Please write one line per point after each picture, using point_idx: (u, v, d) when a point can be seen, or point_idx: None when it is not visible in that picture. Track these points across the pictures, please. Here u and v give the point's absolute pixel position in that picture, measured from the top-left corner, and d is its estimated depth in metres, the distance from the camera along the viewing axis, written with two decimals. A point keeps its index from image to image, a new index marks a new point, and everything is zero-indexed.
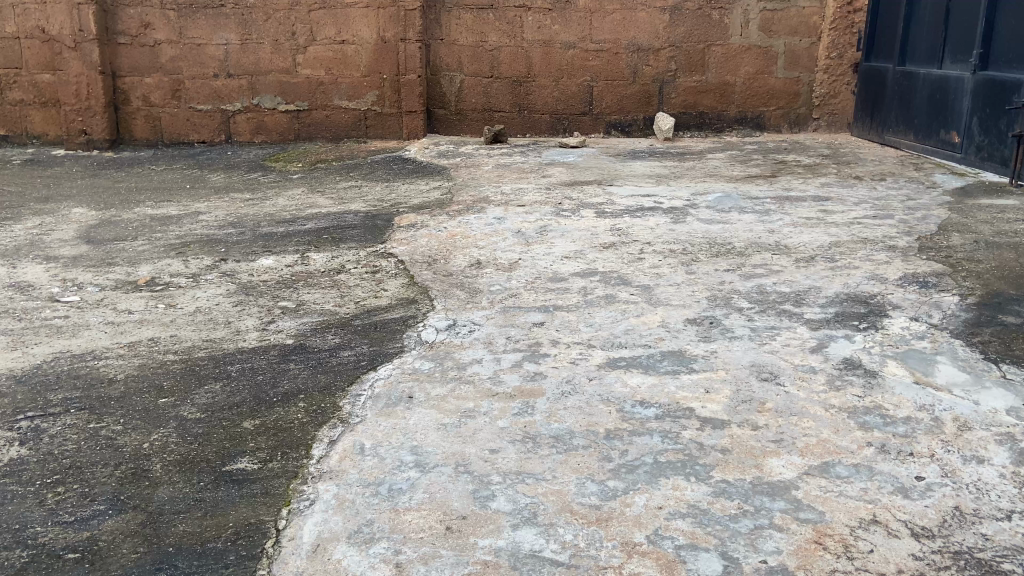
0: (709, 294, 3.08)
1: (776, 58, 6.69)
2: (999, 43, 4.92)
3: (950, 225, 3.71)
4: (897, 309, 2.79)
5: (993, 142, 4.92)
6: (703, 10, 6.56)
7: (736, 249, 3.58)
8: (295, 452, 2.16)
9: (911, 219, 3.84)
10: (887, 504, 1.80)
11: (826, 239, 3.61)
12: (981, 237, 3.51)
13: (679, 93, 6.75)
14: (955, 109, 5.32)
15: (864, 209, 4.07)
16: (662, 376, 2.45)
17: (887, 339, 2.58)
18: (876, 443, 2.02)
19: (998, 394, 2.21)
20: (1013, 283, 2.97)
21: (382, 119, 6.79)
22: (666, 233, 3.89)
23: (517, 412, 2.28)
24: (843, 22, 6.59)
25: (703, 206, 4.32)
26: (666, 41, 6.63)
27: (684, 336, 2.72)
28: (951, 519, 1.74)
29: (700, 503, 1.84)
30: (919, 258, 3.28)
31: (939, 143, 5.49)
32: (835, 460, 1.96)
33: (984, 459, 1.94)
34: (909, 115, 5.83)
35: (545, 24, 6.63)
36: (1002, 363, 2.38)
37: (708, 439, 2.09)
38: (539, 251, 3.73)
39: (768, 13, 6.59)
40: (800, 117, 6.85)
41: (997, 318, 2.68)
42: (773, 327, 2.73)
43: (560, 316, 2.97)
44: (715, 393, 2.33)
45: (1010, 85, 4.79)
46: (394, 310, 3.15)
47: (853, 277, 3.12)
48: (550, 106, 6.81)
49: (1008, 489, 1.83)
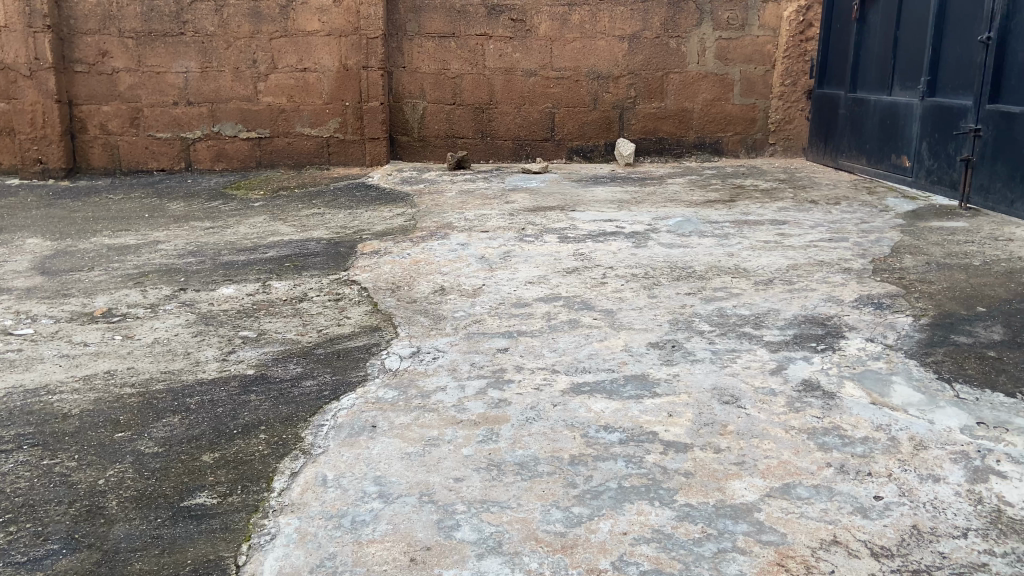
0: (671, 318, 3.12)
1: (732, 86, 6.85)
2: (946, 71, 4.91)
3: (903, 247, 3.79)
4: (853, 331, 2.84)
5: (942, 166, 4.93)
6: (661, 39, 6.70)
7: (697, 272, 3.64)
8: (256, 485, 2.12)
9: (864, 242, 3.92)
10: (846, 524, 1.80)
11: (784, 262, 3.68)
12: (932, 258, 3.59)
13: (638, 120, 6.86)
14: (905, 134, 5.36)
15: (820, 232, 4.16)
16: (626, 401, 2.47)
17: (844, 360, 2.62)
18: (835, 463, 2.04)
19: (952, 412, 2.24)
20: (964, 303, 3.01)
21: (345, 146, 6.78)
22: (628, 257, 3.94)
23: (482, 440, 2.28)
24: (796, 50, 6.77)
25: (663, 230, 4.39)
26: (625, 69, 6.75)
27: (647, 360, 2.75)
28: (909, 538, 1.74)
29: (665, 528, 1.85)
30: (873, 279, 3.35)
31: (891, 167, 5.55)
32: (796, 481, 1.98)
33: (940, 478, 1.95)
34: (862, 140, 5.94)
35: (506, 52, 6.70)
36: (956, 382, 2.41)
37: (671, 463, 2.11)
38: (502, 277, 3.74)
39: (724, 42, 6.75)
40: (757, 143, 7.00)
41: (950, 338, 2.72)
42: (734, 349, 2.77)
43: (525, 341, 2.98)
44: (678, 416, 2.35)
45: (956, 111, 4.77)
46: (357, 337, 3.13)
47: (810, 299, 3.18)
48: (512, 131, 6.87)
49: (964, 507, 1.84)
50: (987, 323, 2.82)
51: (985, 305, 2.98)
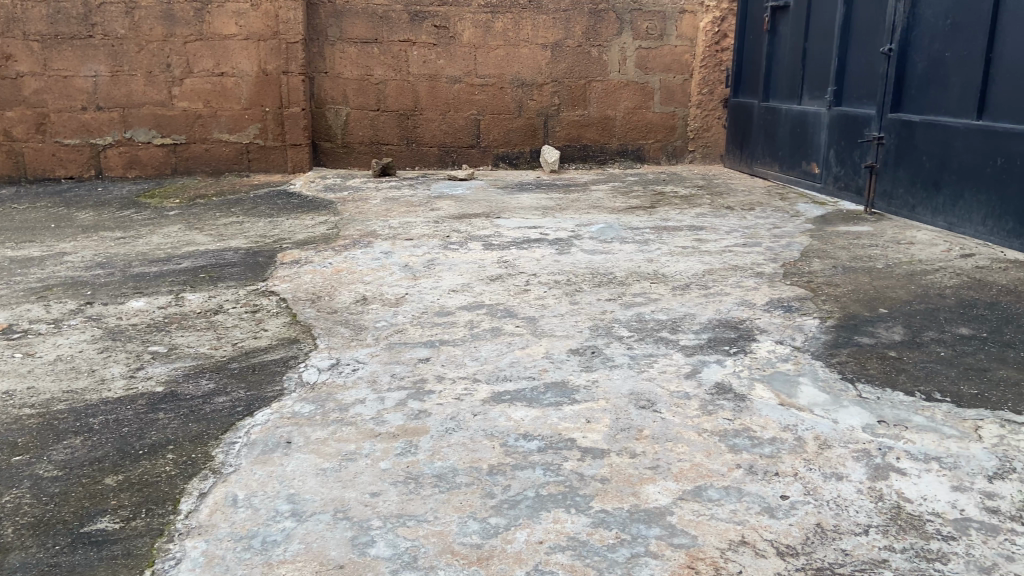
0: (591, 324, 3.15)
1: (652, 94, 6.99)
2: (851, 82, 5.12)
3: (812, 251, 3.94)
4: (764, 333, 2.93)
5: (848, 172, 5.14)
6: (583, 48, 6.79)
7: (617, 278, 3.69)
8: (162, 507, 2.04)
9: (777, 247, 4.05)
10: (754, 524, 1.85)
11: (700, 267, 3.77)
12: (839, 262, 3.73)
13: (563, 127, 6.94)
14: (813, 142, 5.57)
15: (735, 237, 4.28)
16: (545, 409, 2.48)
17: (755, 363, 2.69)
18: (744, 464, 2.10)
19: (855, 411, 2.32)
20: (868, 305, 3.14)
21: (266, 153, 6.63)
22: (551, 264, 3.96)
23: (400, 452, 2.26)
24: (712, 60, 6.96)
25: (586, 236, 4.44)
26: (548, 76, 6.81)
27: (567, 367, 2.77)
28: (813, 537, 1.79)
29: (580, 535, 1.86)
30: (784, 283, 3.47)
31: (802, 174, 5.76)
32: (707, 484, 2.03)
33: (843, 476, 2.02)
34: (775, 148, 6.14)
35: (429, 58, 6.68)
36: (858, 381, 2.50)
37: (588, 470, 2.13)
38: (425, 285, 3.72)
39: (644, 51, 6.89)
40: (677, 150, 7.16)
41: (853, 339, 2.83)
42: (651, 354, 2.82)
43: (446, 350, 2.97)
44: (595, 422, 2.38)
45: (861, 120, 4.97)
46: (274, 350, 3.05)
47: (724, 304, 3.26)
48: (437, 138, 6.85)
49: (865, 503, 1.90)
50: (888, 324, 2.94)
51: (887, 306, 3.11)
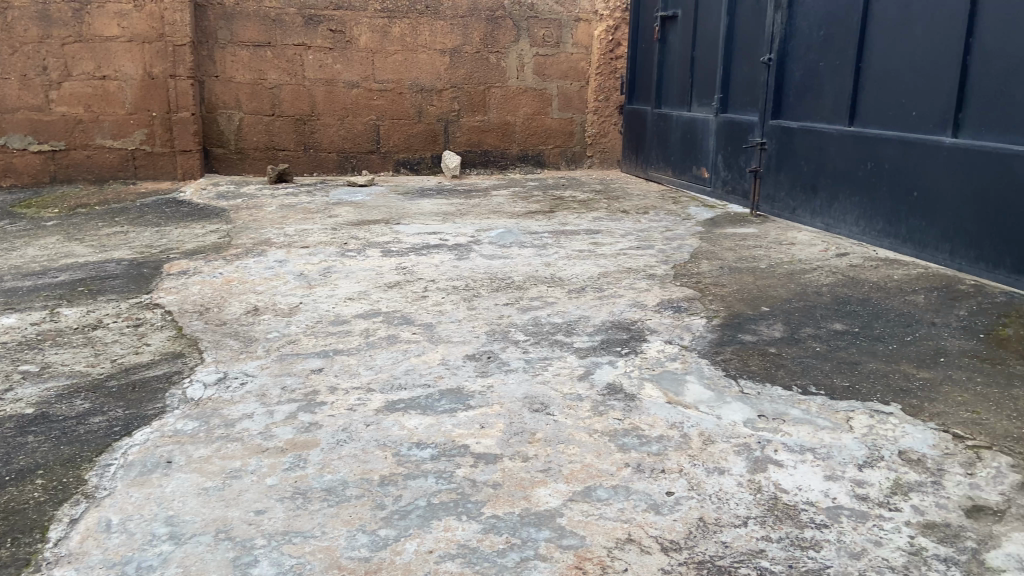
0: (488, 329, 3.15)
1: (550, 100, 7.09)
2: (735, 89, 5.34)
3: (701, 253, 4.07)
4: (654, 334, 3.01)
5: (735, 177, 5.35)
6: (481, 54, 6.82)
7: (515, 282, 3.71)
8: (28, 537, 1.91)
9: (669, 249, 4.17)
10: (640, 521, 1.89)
11: (596, 270, 3.84)
12: (726, 262, 3.88)
13: (463, 132, 6.95)
14: (703, 147, 5.77)
15: (630, 241, 4.38)
16: (439, 416, 2.46)
17: (645, 363, 2.76)
18: (632, 463, 2.14)
19: (737, 407, 2.41)
20: (752, 304, 3.27)
21: (154, 159, 6.34)
22: (449, 270, 3.95)
23: (288, 467, 2.19)
24: (607, 67, 7.12)
25: (485, 241, 4.44)
26: (448, 82, 6.81)
27: (462, 373, 2.76)
28: (696, 531, 1.84)
29: (470, 542, 1.85)
30: (674, 284, 3.57)
31: (692, 178, 5.95)
32: (596, 484, 2.06)
33: (724, 470, 2.09)
34: (667, 153, 6.34)
35: (326, 63, 6.55)
36: (740, 378, 2.60)
37: (480, 476, 2.12)
38: (320, 294, 3.64)
39: (541, 58, 6.98)
40: (575, 155, 7.29)
41: (737, 337, 2.94)
42: (546, 357, 2.84)
43: (340, 360, 2.91)
44: (489, 427, 2.37)
45: (745, 126, 5.19)
46: (157, 365, 2.91)
47: (618, 305, 3.33)
48: (335, 144, 6.73)
49: (745, 496, 1.97)
50: (770, 321, 3.07)
51: (769, 304, 3.25)
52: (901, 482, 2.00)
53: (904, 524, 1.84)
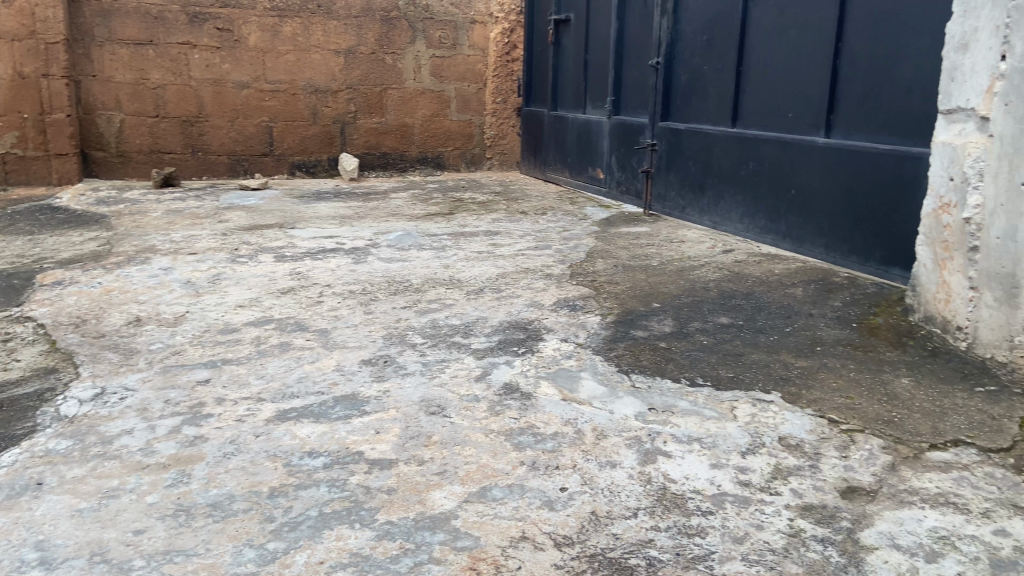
0: (385, 333, 3.11)
1: (448, 102, 7.08)
2: (627, 92, 5.47)
3: (597, 252, 4.15)
4: (551, 332, 3.04)
5: (628, 177, 5.48)
6: (376, 55, 6.73)
7: (413, 285, 3.68)
8: None
9: (566, 249, 4.23)
10: (534, 519, 1.90)
11: (494, 271, 3.85)
12: (620, 261, 3.96)
13: (360, 134, 6.85)
14: (597, 148, 5.89)
15: (528, 241, 4.42)
16: (333, 423, 2.40)
17: (541, 361, 2.78)
18: (527, 461, 2.15)
19: (629, 401, 2.47)
20: (645, 300, 3.36)
21: (26, 163, 5.93)
22: (346, 274, 3.87)
23: (171, 483, 2.08)
24: (503, 70, 7.17)
25: (383, 244, 4.39)
26: (343, 83, 6.69)
27: (357, 378, 2.70)
28: (588, 525, 1.87)
29: (363, 549, 1.81)
30: (571, 283, 3.63)
31: (588, 179, 6.07)
32: (491, 484, 2.05)
33: (616, 463, 2.13)
34: (564, 154, 6.43)
35: (214, 63, 6.31)
36: (633, 372, 2.66)
37: (374, 482, 2.08)
38: (208, 302, 3.49)
39: (438, 60, 6.96)
40: (475, 157, 7.31)
41: (630, 333, 3.01)
42: (443, 359, 2.83)
43: (229, 370, 2.80)
44: (384, 432, 2.33)
45: (637, 128, 5.33)
46: (26, 383, 2.72)
47: (515, 305, 3.35)
48: (226, 146, 6.51)
49: (636, 488, 2.01)
50: (661, 317, 3.16)
51: (660, 301, 3.34)
52: (781, 467, 2.09)
53: (784, 507, 1.92)
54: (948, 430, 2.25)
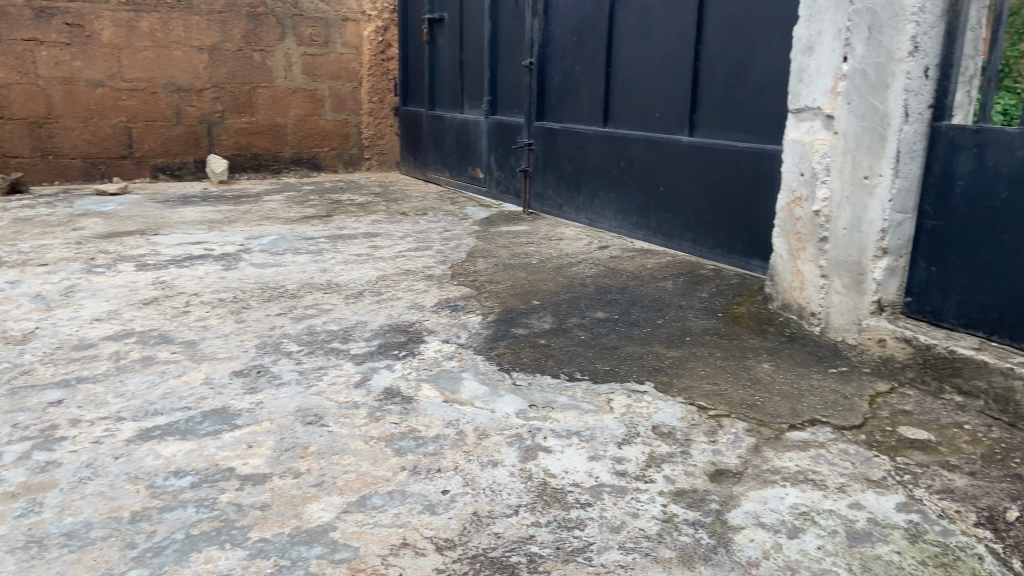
0: (258, 342, 2.98)
1: (322, 101, 6.90)
2: (502, 92, 5.51)
3: (477, 252, 4.15)
4: (432, 334, 3.01)
5: (507, 176, 5.52)
6: (243, 52, 6.47)
7: (288, 291, 3.55)
8: None
9: (446, 249, 4.21)
10: (415, 524, 1.87)
11: (373, 273, 3.78)
12: (501, 260, 3.98)
13: (229, 135, 6.57)
14: (476, 148, 5.90)
15: (408, 243, 4.37)
16: (201, 439, 2.28)
17: (422, 364, 2.75)
18: (408, 466, 2.12)
19: (510, 399, 2.47)
20: (525, 298, 3.39)
21: None
22: (215, 281, 3.69)
23: (19, 514, 1.91)
24: (378, 68, 7.05)
25: (255, 250, 4.22)
26: (208, 82, 6.39)
27: (229, 391, 2.58)
28: (469, 526, 1.86)
29: (235, 570, 1.72)
30: (451, 284, 3.61)
31: (468, 178, 6.07)
32: (370, 492, 2.01)
33: (497, 462, 2.13)
34: (443, 154, 6.41)
35: (62, 59, 5.88)
36: (514, 370, 2.68)
37: (246, 499, 1.99)
38: (62, 316, 3.24)
39: (309, 58, 6.77)
40: (353, 158, 7.17)
41: (511, 331, 3.02)
42: (320, 367, 2.74)
43: (85, 389, 2.60)
44: (257, 446, 2.24)
45: (513, 128, 5.37)
46: None
47: (395, 308, 3.30)
48: (80, 149, 6.09)
49: (517, 485, 2.02)
50: (540, 314, 3.19)
51: (540, 298, 3.38)
52: (655, 455, 2.15)
53: (659, 494, 1.98)
54: (805, 410, 2.39)
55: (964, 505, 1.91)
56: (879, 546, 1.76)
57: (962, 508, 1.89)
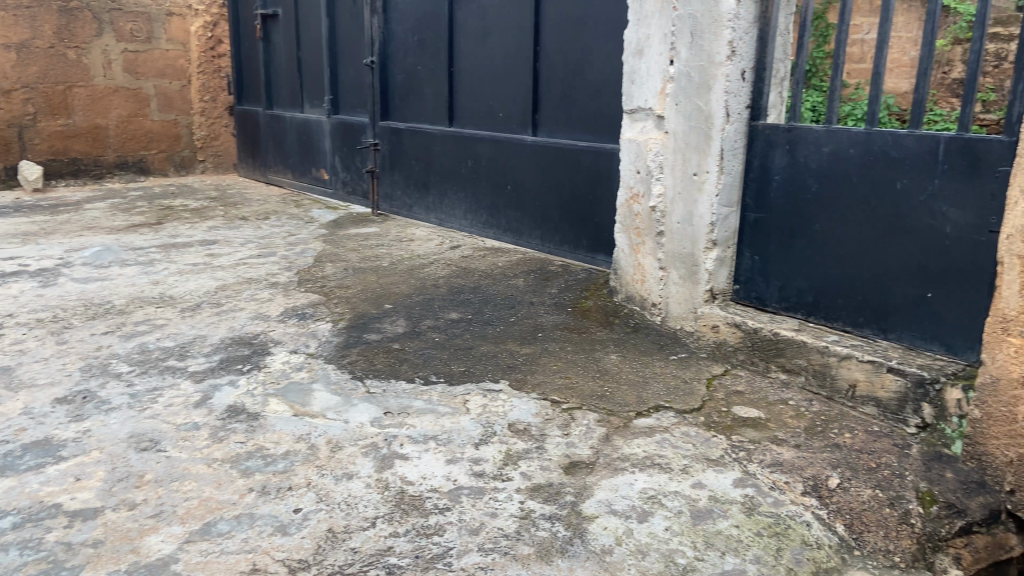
0: (84, 364, 2.74)
1: (148, 101, 6.47)
2: (344, 91, 5.38)
3: (324, 256, 4.04)
4: (278, 345, 2.89)
5: (353, 177, 5.41)
6: (55, 48, 5.93)
7: (117, 307, 3.29)
8: None
9: (291, 255, 4.06)
10: (266, 547, 1.79)
11: (212, 284, 3.58)
12: (349, 264, 3.89)
13: (42, 138, 6.00)
14: (319, 149, 5.73)
15: (249, 249, 4.17)
16: (20, 476, 2.07)
17: (269, 377, 2.63)
18: (256, 487, 2.02)
19: (363, 408, 2.42)
20: (375, 302, 3.33)
21: None
22: (31, 300, 3.36)
23: None
24: (209, 66, 6.69)
25: (78, 263, 3.88)
26: (14, 82, 5.80)
27: (51, 421, 2.35)
28: (324, 544, 1.80)
29: None
30: (298, 291, 3.48)
31: (313, 180, 5.89)
32: (216, 518, 1.90)
33: (352, 474, 2.08)
34: (285, 155, 6.18)
35: None
36: (366, 378, 2.62)
37: (75, 537, 1.82)
38: None
39: (130, 55, 6.31)
40: (185, 160, 6.76)
41: (362, 337, 2.96)
42: (155, 388, 2.56)
43: None
44: (86, 478, 2.05)
45: (357, 128, 5.27)
46: None
47: (238, 320, 3.14)
48: None
49: (373, 496, 1.98)
50: (393, 318, 3.15)
51: (391, 301, 3.33)
52: (511, 453, 2.18)
53: (516, 492, 2.00)
54: (650, 397, 2.50)
55: (792, 475, 2.07)
56: (721, 522, 1.88)
57: (790, 479, 2.05)
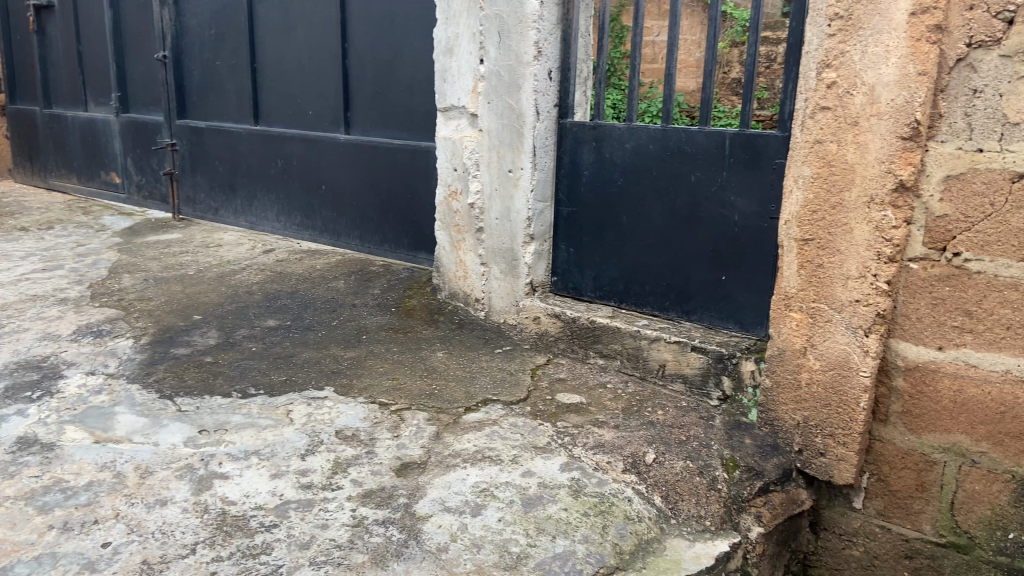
0: None
1: None
2: (134, 88, 4.97)
3: (120, 267, 3.71)
4: (72, 367, 2.62)
5: (149, 180, 5.02)
6: None
7: None
8: None
9: (81, 267, 3.69)
10: None
11: None
12: (151, 274, 3.61)
13: None
14: (108, 151, 5.26)
15: (32, 263, 3.75)
16: None
17: (63, 403, 2.38)
18: (57, 524, 1.82)
19: (175, 428, 2.25)
20: (181, 314, 3.11)
21: None
22: None
23: None
24: None
25: None
26: None
27: None
28: None
29: None
30: (91, 306, 3.18)
31: (102, 184, 5.39)
32: (11, 562, 1.69)
33: (167, 500, 1.93)
34: (68, 158, 5.61)
35: None
36: (176, 396, 2.44)
37: None
38: None
39: None
40: None
41: (170, 352, 2.75)
42: None
43: None
44: None
45: (151, 127, 4.89)
46: None
47: (21, 342, 2.81)
48: None
49: (191, 521, 1.85)
50: (203, 330, 2.96)
51: (201, 312, 3.13)
52: (340, 461, 2.12)
53: (347, 500, 1.95)
54: (478, 392, 2.53)
55: (613, 455, 2.18)
56: (550, 507, 1.94)
57: (611, 459, 2.16)
